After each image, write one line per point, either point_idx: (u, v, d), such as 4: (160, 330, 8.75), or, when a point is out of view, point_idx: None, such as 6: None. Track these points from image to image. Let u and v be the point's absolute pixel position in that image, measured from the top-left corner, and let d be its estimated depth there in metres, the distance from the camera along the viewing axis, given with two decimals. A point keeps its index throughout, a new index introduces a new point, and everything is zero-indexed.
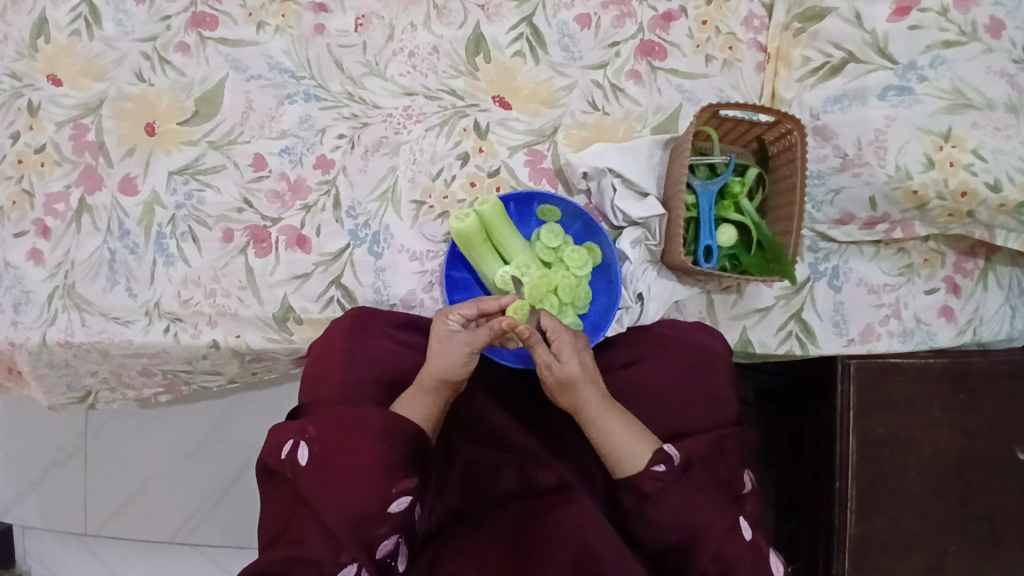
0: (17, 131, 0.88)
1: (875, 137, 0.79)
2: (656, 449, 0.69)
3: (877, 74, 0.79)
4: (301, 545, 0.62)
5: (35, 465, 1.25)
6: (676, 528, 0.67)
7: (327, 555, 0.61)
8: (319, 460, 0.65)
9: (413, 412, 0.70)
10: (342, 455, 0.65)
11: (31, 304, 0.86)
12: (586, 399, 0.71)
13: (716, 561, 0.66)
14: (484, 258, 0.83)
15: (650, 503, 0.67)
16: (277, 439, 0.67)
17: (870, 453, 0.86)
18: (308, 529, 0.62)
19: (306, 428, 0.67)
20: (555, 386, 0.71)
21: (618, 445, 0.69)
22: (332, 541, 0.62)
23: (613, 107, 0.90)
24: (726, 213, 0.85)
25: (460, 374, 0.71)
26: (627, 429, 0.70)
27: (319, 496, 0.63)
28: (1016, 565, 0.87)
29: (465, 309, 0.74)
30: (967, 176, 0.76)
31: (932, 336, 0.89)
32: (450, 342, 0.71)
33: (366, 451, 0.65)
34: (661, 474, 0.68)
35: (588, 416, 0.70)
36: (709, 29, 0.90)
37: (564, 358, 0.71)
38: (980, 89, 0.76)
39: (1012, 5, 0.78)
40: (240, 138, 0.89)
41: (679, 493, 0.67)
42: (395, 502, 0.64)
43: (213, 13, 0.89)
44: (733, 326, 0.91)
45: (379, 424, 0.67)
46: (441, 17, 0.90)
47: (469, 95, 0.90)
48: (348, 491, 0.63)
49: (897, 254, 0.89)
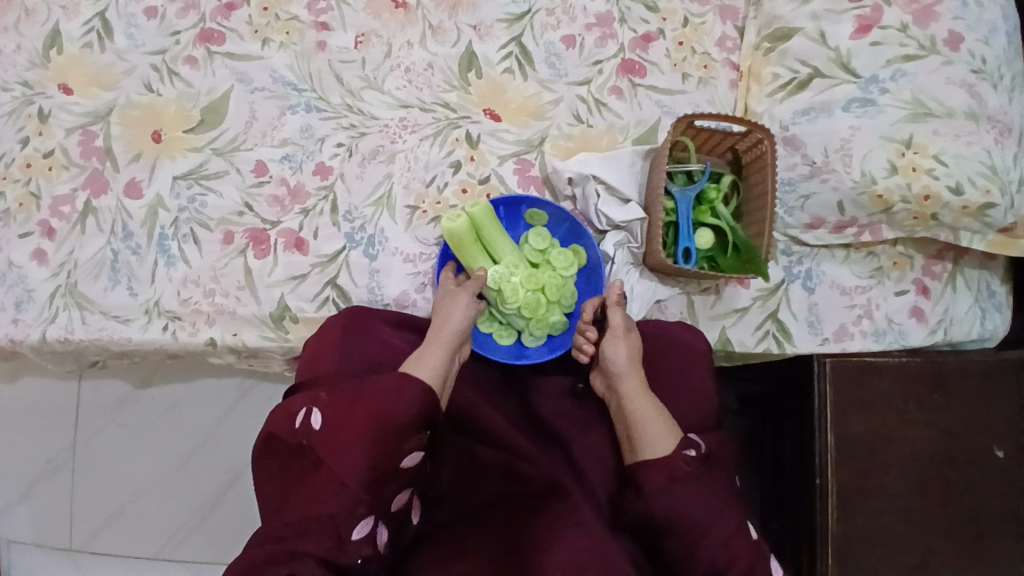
0: (28, 137, 0.92)
1: (842, 145, 0.85)
2: (682, 438, 0.75)
3: (842, 87, 0.86)
4: (318, 504, 0.64)
5: (22, 478, 1.24)
6: (694, 513, 0.70)
7: (345, 511, 0.64)
8: (332, 423, 0.67)
9: (427, 367, 0.71)
10: (356, 415, 0.67)
11: (33, 302, 0.89)
12: (631, 380, 0.78)
13: (724, 549, 0.70)
14: (466, 260, 0.88)
15: (678, 485, 0.71)
16: (289, 411, 0.70)
17: (849, 451, 0.90)
18: (323, 488, 0.65)
19: (319, 396, 0.70)
20: (604, 358, 0.80)
21: (651, 424, 0.75)
22: (350, 498, 0.64)
23: (597, 120, 0.96)
24: (704, 217, 0.91)
25: (466, 320, 0.78)
26: (660, 412, 0.76)
27: (334, 456, 0.66)
28: (999, 566, 0.89)
29: (448, 273, 0.87)
30: (929, 180, 0.82)
31: (904, 335, 0.93)
32: (452, 297, 0.81)
33: (379, 410, 0.67)
34: (691, 457, 0.73)
35: (630, 398, 0.77)
36: (686, 49, 0.97)
37: (627, 331, 0.82)
38: (940, 99, 0.83)
39: (972, 19, 0.85)
40: (243, 145, 0.93)
41: (701, 478, 0.72)
42: (408, 457, 0.68)
43: (221, 29, 0.95)
44: (713, 325, 0.95)
45: (387, 387, 0.69)
46: (436, 36, 0.96)
47: (462, 108, 0.95)
48: (362, 451, 0.66)
49: (867, 258, 0.94)
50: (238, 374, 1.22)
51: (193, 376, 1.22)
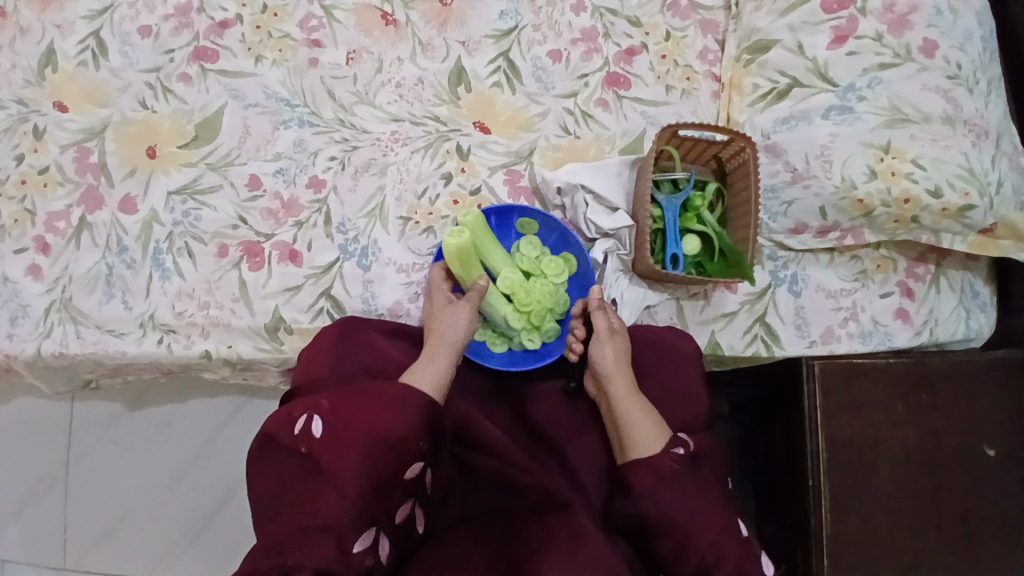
0: (23, 153, 0.93)
1: (822, 152, 0.88)
2: (672, 436, 0.76)
3: (821, 96, 0.89)
4: (321, 513, 0.64)
5: (13, 498, 1.23)
6: (683, 513, 0.71)
7: (348, 518, 0.64)
8: (333, 431, 0.68)
9: (427, 379, 0.75)
10: (360, 423, 0.69)
11: (27, 317, 0.90)
12: (620, 377, 0.80)
13: (713, 548, 0.70)
14: (465, 275, 0.88)
15: (665, 487, 0.72)
16: (289, 416, 0.70)
17: (840, 452, 0.91)
18: (325, 497, 0.65)
19: (319, 404, 0.70)
20: (592, 359, 0.83)
21: (640, 421, 0.77)
22: (353, 507, 0.65)
23: (584, 132, 0.98)
24: (690, 224, 0.93)
25: (462, 334, 0.82)
26: (649, 411, 0.78)
27: (336, 464, 0.66)
28: (992, 565, 0.90)
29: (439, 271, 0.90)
30: (909, 184, 0.85)
31: (889, 337, 0.96)
32: (451, 308, 0.84)
33: (382, 420, 0.69)
34: (679, 457, 0.74)
35: (619, 396, 0.79)
36: (669, 62, 1.00)
37: (612, 334, 0.84)
38: (917, 105, 0.86)
39: (946, 26, 0.88)
40: (237, 160, 0.95)
41: (690, 479, 0.73)
42: (410, 467, 0.69)
43: (214, 47, 0.97)
44: (702, 330, 0.97)
45: (390, 395, 0.72)
46: (426, 52, 0.99)
47: (452, 121, 0.97)
48: (363, 459, 0.67)
49: (851, 261, 0.97)
50: (230, 392, 1.22)
51: (186, 394, 1.22)
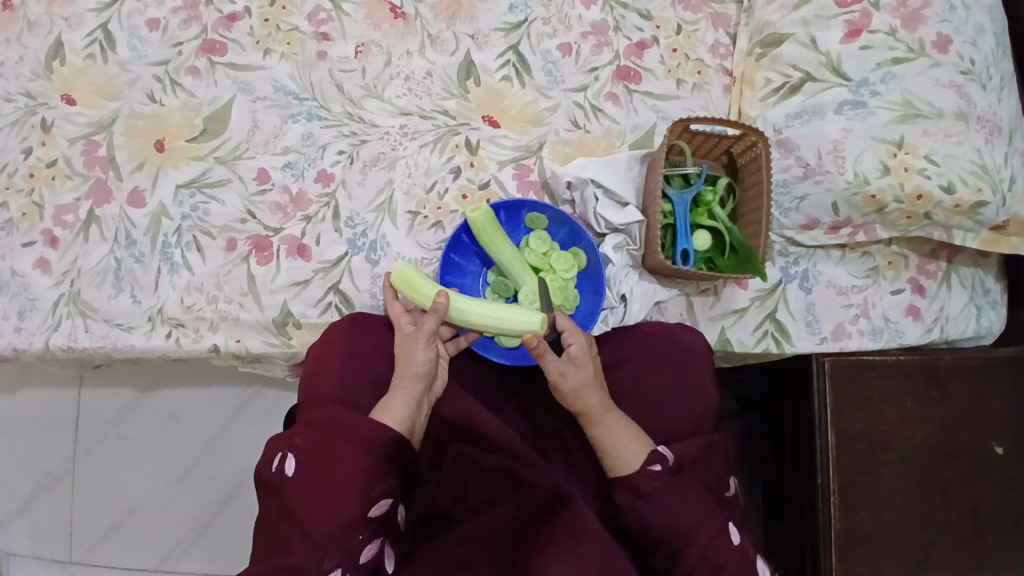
0: (31, 146, 0.93)
1: (834, 147, 0.87)
2: (651, 451, 0.75)
3: (833, 91, 0.88)
4: (287, 556, 0.65)
5: (23, 490, 1.24)
6: (675, 523, 0.71)
7: (310, 563, 0.65)
8: (304, 470, 0.70)
9: (395, 416, 0.74)
10: (326, 464, 0.69)
11: (36, 310, 0.90)
12: (591, 405, 0.77)
13: (703, 562, 0.70)
14: (421, 298, 0.84)
15: (644, 503, 0.72)
16: (270, 451, 0.72)
17: (849, 448, 0.91)
18: (292, 540, 0.66)
19: (293, 440, 0.72)
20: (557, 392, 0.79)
21: (618, 445, 0.76)
22: (318, 550, 0.66)
23: (594, 126, 0.97)
24: (701, 219, 0.93)
25: (427, 360, 0.79)
26: (625, 430, 0.77)
27: (302, 507, 0.68)
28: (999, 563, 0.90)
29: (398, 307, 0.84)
30: (921, 180, 0.84)
31: (900, 333, 0.95)
32: (411, 337, 0.80)
33: (347, 462, 0.70)
34: (657, 473, 0.73)
35: (594, 419, 0.77)
36: (679, 56, 0.99)
37: (567, 371, 0.77)
38: (930, 100, 0.85)
39: (959, 22, 0.87)
40: (246, 154, 0.94)
41: (675, 492, 0.72)
42: (375, 506, 0.69)
43: (223, 40, 0.96)
44: (712, 326, 0.97)
45: (352, 438, 0.71)
46: (435, 45, 0.98)
47: (461, 115, 0.97)
48: (327, 506, 0.67)
49: (862, 257, 0.96)
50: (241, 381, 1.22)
51: (199, 381, 1.23)
